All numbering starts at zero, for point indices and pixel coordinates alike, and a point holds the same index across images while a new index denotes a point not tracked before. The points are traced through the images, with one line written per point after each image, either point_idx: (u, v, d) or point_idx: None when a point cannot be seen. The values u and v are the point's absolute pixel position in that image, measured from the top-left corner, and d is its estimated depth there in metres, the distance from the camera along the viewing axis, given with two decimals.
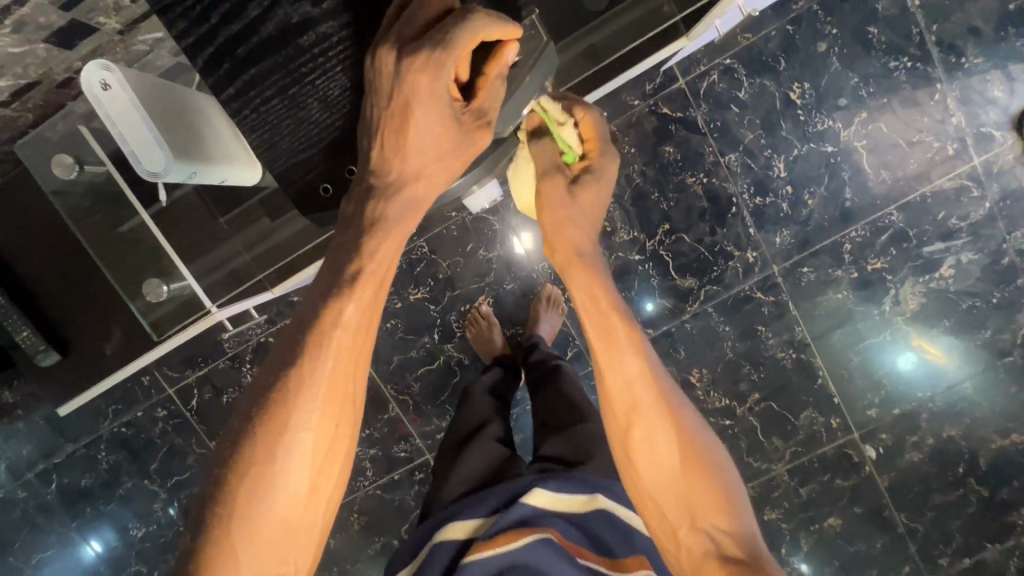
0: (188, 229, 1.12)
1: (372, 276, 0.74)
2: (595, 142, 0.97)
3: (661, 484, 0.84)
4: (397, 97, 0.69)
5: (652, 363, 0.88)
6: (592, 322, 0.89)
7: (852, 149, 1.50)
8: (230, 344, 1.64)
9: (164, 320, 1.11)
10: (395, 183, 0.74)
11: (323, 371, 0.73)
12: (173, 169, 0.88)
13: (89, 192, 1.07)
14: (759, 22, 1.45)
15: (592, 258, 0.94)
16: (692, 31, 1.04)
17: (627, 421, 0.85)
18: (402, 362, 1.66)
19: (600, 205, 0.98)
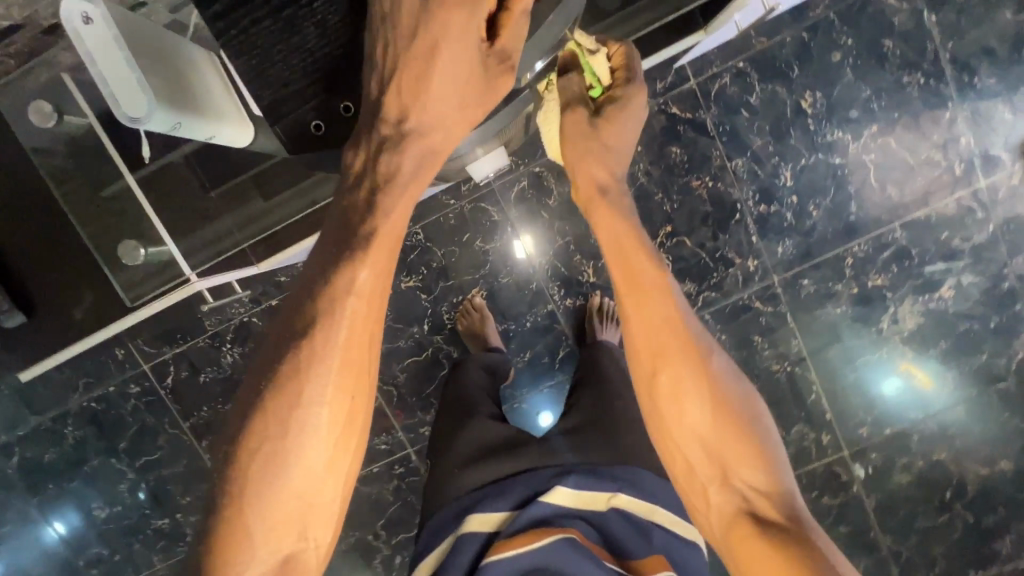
0: (174, 202, 1.00)
1: (385, 236, 0.70)
2: (625, 71, 0.89)
3: (692, 436, 0.82)
4: (422, 37, 0.67)
5: (680, 310, 0.86)
6: (619, 264, 0.87)
7: (860, 163, 1.48)
8: (211, 321, 1.58)
9: (133, 291, 0.96)
10: (412, 129, 0.70)
11: (338, 337, 0.69)
12: (160, 118, 0.72)
13: (69, 145, 0.94)
14: (775, 27, 1.43)
15: (615, 198, 0.92)
16: (710, 24, 0.99)
17: (654, 368, 0.84)
18: (388, 351, 1.60)
19: (622, 148, 0.93)
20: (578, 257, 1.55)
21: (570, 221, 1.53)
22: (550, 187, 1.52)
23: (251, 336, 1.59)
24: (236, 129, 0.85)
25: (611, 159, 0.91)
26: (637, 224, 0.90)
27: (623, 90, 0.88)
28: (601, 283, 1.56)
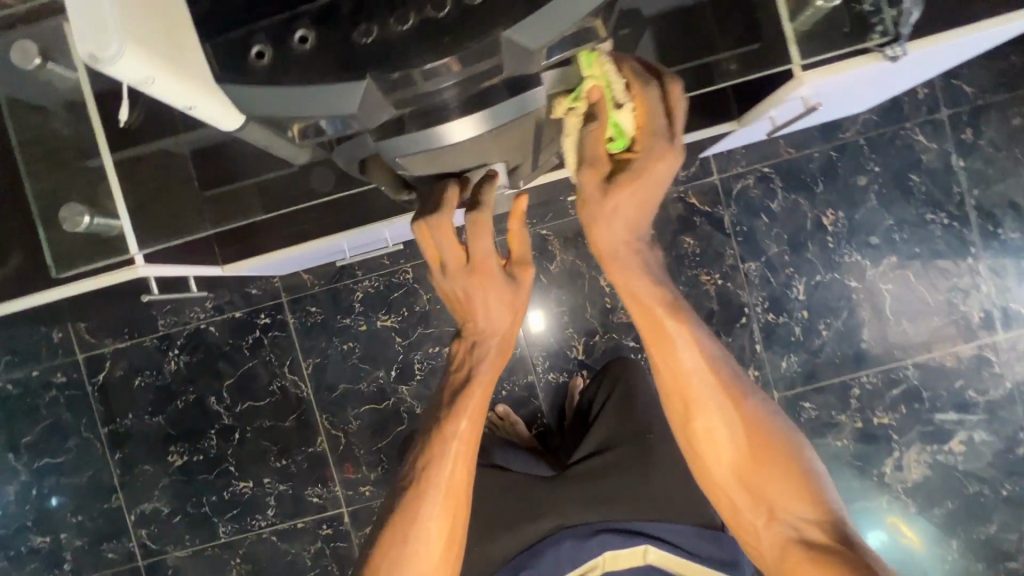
0: (157, 188, 0.85)
1: (481, 383, 0.76)
2: (651, 130, 0.61)
3: (729, 475, 0.73)
4: (466, 300, 0.72)
5: (708, 351, 0.73)
6: (639, 310, 0.71)
7: (877, 290, 1.42)
8: (165, 321, 1.45)
9: (60, 258, 0.83)
10: (482, 332, 0.75)
11: (449, 468, 0.74)
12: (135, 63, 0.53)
13: (47, 92, 0.83)
14: (805, 140, 1.41)
15: (638, 248, 0.70)
16: (744, 116, 0.95)
17: (682, 416, 0.74)
18: (347, 392, 1.45)
19: (649, 208, 0.67)
20: (570, 330, 1.44)
21: (568, 291, 1.44)
22: (554, 251, 1.44)
23: (204, 345, 1.45)
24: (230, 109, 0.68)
25: (636, 224, 0.68)
26: (655, 276, 0.71)
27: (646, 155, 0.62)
28: (590, 363, 1.44)
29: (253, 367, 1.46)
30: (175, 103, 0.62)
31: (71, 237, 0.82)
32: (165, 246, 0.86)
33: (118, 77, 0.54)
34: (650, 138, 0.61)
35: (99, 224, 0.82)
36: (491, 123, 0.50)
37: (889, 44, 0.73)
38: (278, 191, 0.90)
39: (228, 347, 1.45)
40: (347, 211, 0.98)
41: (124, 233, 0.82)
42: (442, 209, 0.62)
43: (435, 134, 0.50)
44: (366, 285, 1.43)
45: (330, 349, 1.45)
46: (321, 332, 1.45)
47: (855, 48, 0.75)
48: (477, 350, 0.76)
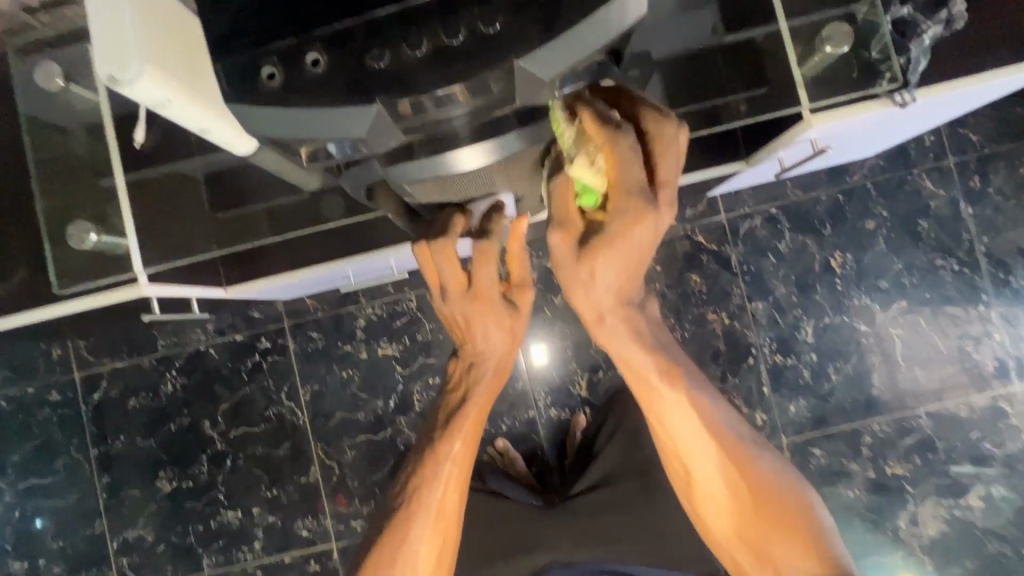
0: (168, 212, 0.85)
1: (476, 404, 0.71)
2: (620, 191, 0.52)
3: (730, 537, 0.66)
4: (466, 324, 0.69)
5: (709, 414, 0.65)
6: (631, 374, 0.63)
7: (887, 335, 1.39)
8: (164, 343, 1.43)
9: (66, 275, 0.83)
10: (481, 354, 0.71)
11: (441, 489, 0.70)
12: (148, 82, 0.54)
13: (66, 113, 0.84)
14: (812, 183, 1.41)
15: (636, 303, 0.61)
16: (752, 156, 0.95)
17: (682, 477, 0.67)
18: (344, 421, 1.42)
19: (644, 262, 0.56)
20: (573, 365, 1.42)
21: (573, 325, 1.42)
22: (559, 285, 1.43)
23: (202, 368, 1.44)
24: (241, 134, 0.69)
25: (631, 281, 0.58)
26: (652, 336, 0.62)
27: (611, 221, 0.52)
28: (593, 400, 1.41)
29: (249, 392, 1.43)
30: (189, 124, 0.63)
31: (79, 254, 0.83)
32: (171, 267, 0.84)
33: (135, 98, 0.56)
34: (622, 199, 0.51)
35: (105, 241, 0.82)
36: (501, 150, 0.50)
37: (898, 91, 0.76)
38: (290, 218, 0.88)
39: (225, 371, 1.43)
40: (356, 235, 0.97)
41: (129, 252, 0.81)
42: (449, 231, 0.63)
43: (449, 160, 0.49)
44: (369, 313, 1.42)
45: (329, 377, 1.43)
46: (321, 358, 1.43)
47: (863, 94, 0.77)
48: (475, 369, 0.72)
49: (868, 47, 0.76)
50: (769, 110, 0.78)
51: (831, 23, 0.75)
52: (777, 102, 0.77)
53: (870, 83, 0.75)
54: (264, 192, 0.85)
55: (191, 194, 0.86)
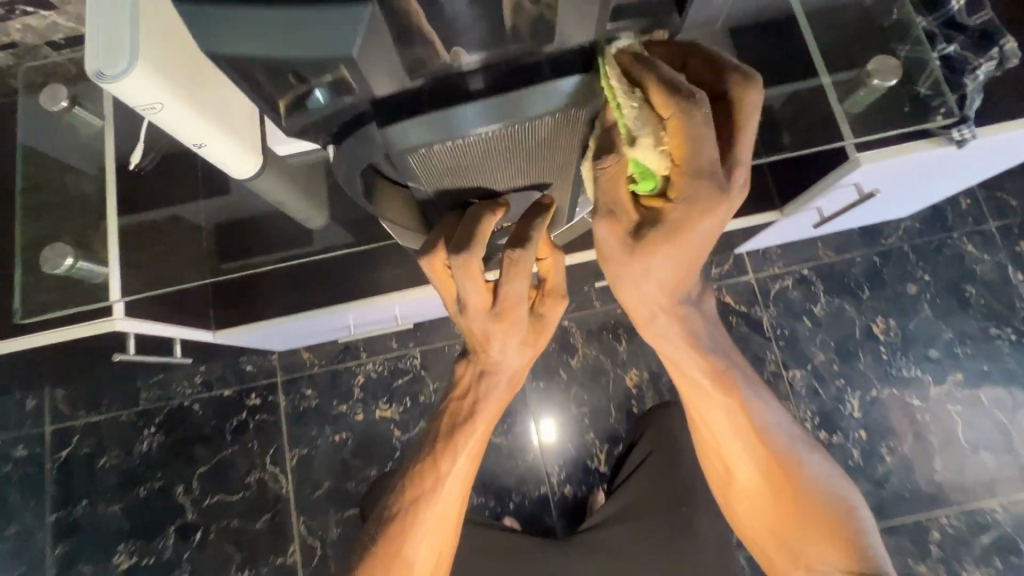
0: (159, 252, 0.78)
1: (484, 417, 0.61)
2: (690, 170, 0.41)
3: (760, 530, 0.64)
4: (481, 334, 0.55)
5: (756, 419, 0.62)
6: (680, 376, 0.61)
7: (945, 411, 1.25)
8: (147, 396, 1.32)
9: (29, 303, 0.74)
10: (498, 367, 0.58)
11: (443, 504, 0.61)
12: (140, 81, 0.50)
13: (70, 139, 0.82)
14: (845, 244, 1.33)
15: (690, 307, 0.54)
16: (787, 208, 0.88)
17: (719, 474, 0.66)
18: (332, 491, 1.27)
19: (698, 264, 0.48)
20: (591, 435, 1.27)
21: (590, 390, 1.29)
22: (576, 345, 1.32)
23: (183, 425, 1.31)
24: (244, 155, 0.66)
25: (677, 286, 0.49)
26: (704, 343, 0.58)
27: (680, 206, 0.42)
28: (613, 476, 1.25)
29: (231, 454, 1.30)
30: (186, 137, 0.59)
31: (47, 279, 0.75)
32: (149, 293, 0.75)
33: (124, 99, 0.52)
34: (693, 181, 0.41)
35: (83, 266, 0.75)
36: (528, 106, 0.37)
37: (956, 125, 0.69)
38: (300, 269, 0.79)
39: (209, 429, 1.31)
40: (359, 274, 0.90)
41: (109, 279, 0.74)
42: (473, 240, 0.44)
43: (461, 113, 0.37)
44: (369, 369, 1.32)
45: (319, 441, 1.29)
46: (312, 419, 1.30)
47: (917, 129, 0.70)
48: (484, 376, 0.60)
49: (917, 82, 0.70)
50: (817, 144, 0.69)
51: (873, 57, 0.71)
52: (824, 135, 0.70)
53: (924, 116, 0.69)
54: (275, 240, 0.78)
55: (192, 233, 0.79)
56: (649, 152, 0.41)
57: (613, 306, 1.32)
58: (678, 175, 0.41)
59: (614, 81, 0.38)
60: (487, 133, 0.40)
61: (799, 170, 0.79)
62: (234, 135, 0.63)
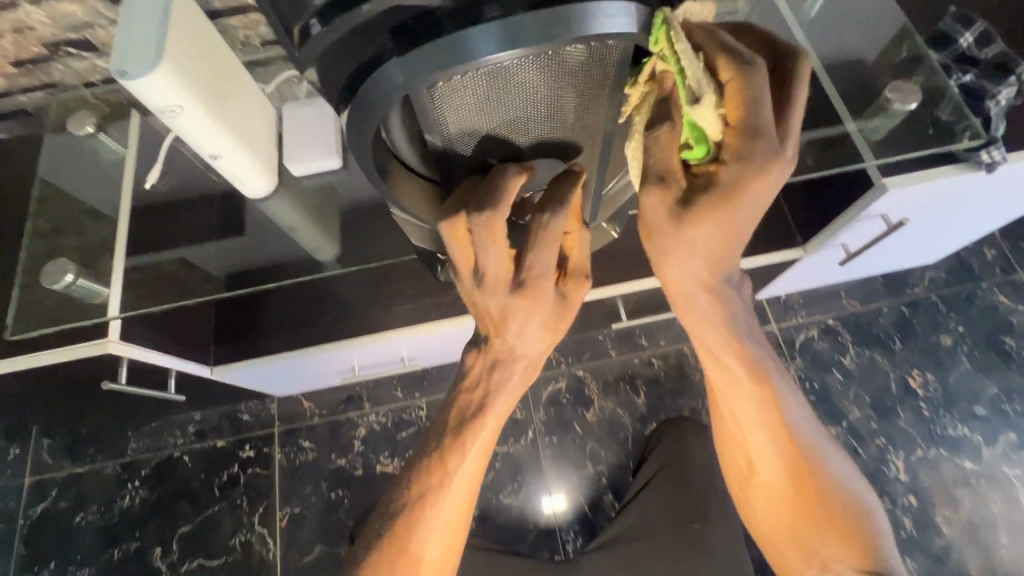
0: (165, 274, 0.76)
1: (499, 403, 0.50)
2: (749, 131, 0.38)
3: (773, 522, 0.58)
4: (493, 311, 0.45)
5: (791, 416, 0.54)
6: (712, 363, 0.52)
7: (1001, 475, 1.14)
8: (135, 446, 1.25)
9: (21, 317, 0.72)
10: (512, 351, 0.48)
11: (451, 501, 0.52)
12: (163, 83, 0.50)
13: (90, 167, 0.82)
14: (869, 293, 1.28)
15: (735, 291, 0.47)
16: (812, 243, 0.85)
17: (739, 468, 0.58)
18: (326, 556, 1.15)
19: (742, 238, 0.43)
20: (609, 497, 1.16)
21: (607, 445, 1.20)
22: (592, 397, 1.24)
23: (170, 478, 1.22)
24: (256, 169, 0.66)
25: (719, 264, 0.45)
26: (742, 330, 0.50)
27: (733, 171, 0.39)
28: None
29: (217, 512, 1.19)
30: (200, 146, 0.59)
31: (43, 296, 0.73)
32: (141, 312, 0.72)
33: (141, 100, 0.52)
34: (750, 142, 0.38)
35: (83, 284, 0.73)
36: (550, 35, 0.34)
37: (985, 147, 0.68)
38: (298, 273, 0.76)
39: (196, 484, 1.22)
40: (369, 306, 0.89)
41: (109, 298, 0.73)
42: (502, 196, 0.37)
43: (473, 38, 0.33)
44: (371, 420, 1.24)
45: (313, 498, 1.19)
46: (307, 474, 1.21)
47: (944, 152, 0.69)
48: (494, 376, 0.49)
49: (938, 108, 0.71)
50: (842, 164, 0.69)
51: (890, 84, 0.73)
52: (847, 156, 0.69)
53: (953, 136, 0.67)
54: (280, 263, 0.77)
55: (198, 258, 0.78)
56: (710, 110, 0.38)
57: (630, 356, 1.26)
58: (735, 138, 0.38)
59: (679, 44, 0.37)
60: (508, 67, 0.36)
61: (825, 192, 0.78)
62: (248, 148, 0.64)
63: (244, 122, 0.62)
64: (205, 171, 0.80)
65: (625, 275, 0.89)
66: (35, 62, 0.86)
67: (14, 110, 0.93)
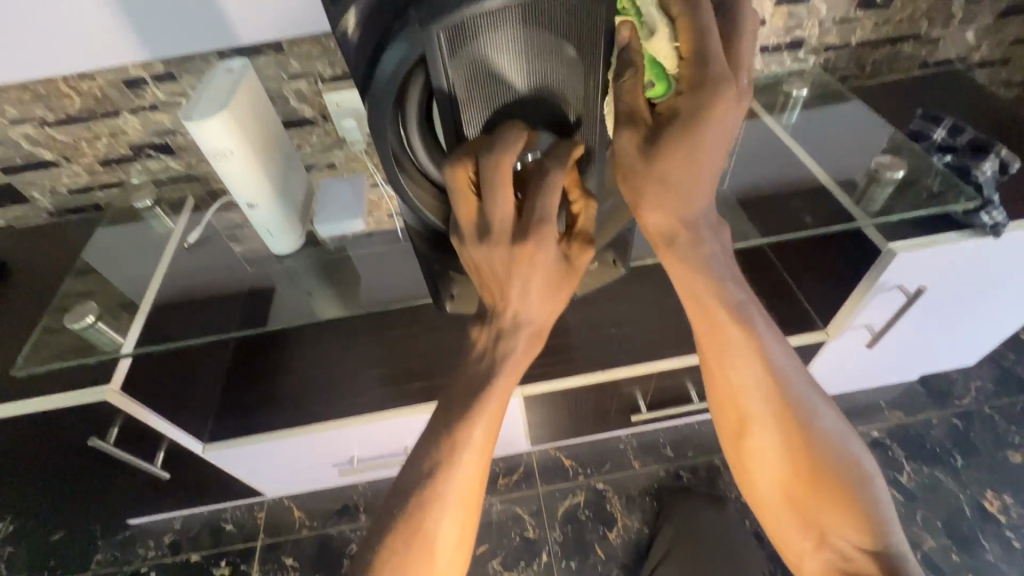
0: (188, 324, 0.78)
1: (516, 353, 0.47)
2: (699, 61, 0.41)
3: (771, 490, 0.52)
4: (490, 272, 0.43)
5: (777, 368, 0.51)
6: (689, 306, 0.52)
7: None
8: (100, 560, 1.11)
9: (35, 352, 0.71)
10: (514, 312, 0.45)
11: (464, 479, 0.45)
12: (220, 126, 0.60)
13: (138, 240, 0.89)
14: (913, 404, 1.19)
15: (704, 231, 0.50)
16: (832, 326, 0.87)
17: (730, 429, 0.53)
18: None
19: (708, 177, 0.46)
20: None
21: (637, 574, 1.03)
22: (615, 514, 1.09)
23: None
24: (285, 224, 0.75)
25: (688, 199, 0.47)
26: (716, 267, 0.50)
27: (690, 101, 0.42)
28: None
29: None
30: (238, 192, 0.67)
31: (57, 343, 0.73)
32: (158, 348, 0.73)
33: (202, 144, 0.61)
34: (699, 71, 0.41)
35: (99, 328, 0.75)
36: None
37: (983, 209, 0.73)
38: (315, 316, 0.79)
39: None
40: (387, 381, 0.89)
41: (125, 342, 0.73)
42: (508, 143, 0.38)
43: None
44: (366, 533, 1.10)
45: None
46: None
47: (939, 208, 0.73)
48: (498, 344, 0.47)
49: (927, 178, 0.77)
50: (839, 222, 0.76)
51: (874, 159, 0.80)
52: (840, 219, 0.76)
53: (948, 200, 0.73)
54: (296, 315, 0.79)
55: (219, 313, 0.79)
56: (663, 44, 0.41)
57: (656, 468, 1.14)
58: (688, 70, 0.42)
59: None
60: (505, 24, 0.36)
61: (829, 255, 0.84)
62: (280, 204, 0.72)
63: (281, 182, 0.72)
64: (240, 262, 0.85)
65: (640, 356, 0.89)
66: (118, 162, 0.88)
67: (89, 205, 0.95)
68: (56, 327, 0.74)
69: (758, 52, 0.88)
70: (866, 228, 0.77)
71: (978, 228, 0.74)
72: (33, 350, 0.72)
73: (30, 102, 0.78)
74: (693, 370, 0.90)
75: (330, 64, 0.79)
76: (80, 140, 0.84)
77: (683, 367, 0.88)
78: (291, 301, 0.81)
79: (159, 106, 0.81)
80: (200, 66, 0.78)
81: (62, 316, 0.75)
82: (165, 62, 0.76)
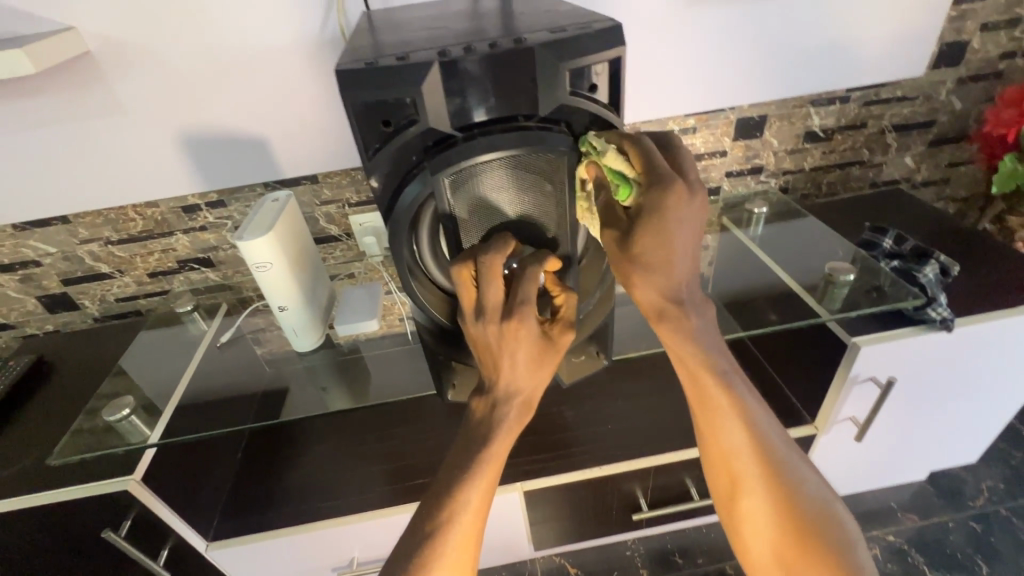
0: (205, 421, 0.84)
1: (510, 419, 0.54)
2: (651, 171, 0.50)
3: (766, 559, 0.55)
4: (488, 350, 0.52)
5: (763, 434, 0.56)
6: (682, 374, 0.58)
7: None
8: None
9: (68, 444, 0.77)
10: (506, 384, 0.53)
11: (463, 541, 0.49)
12: (265, 241, 0.72)
13: (171, 339, 0.99)
14: (927, 506, 1.16)
15: (691, 305, 0.55)
16: (820, 421, 0.91)
17: (725, 492, 0.57)
18: None
19: (685, 264, 0.53)
20: None
21: None
22: None
23: None
24: (309, 326, 0.84)
25: (672, 274, 0.53)
26: (704, 341, 0.57)
27: (651, 199, 0.50)
28: None
29: None
30: (273, 296, 0.78)
31: (89, 434, 0.79)
32: (179, 439, 0.78)
33: (247, 257, 0.73)
34: (653, 180, 0.50)
35: (131, 421, 0.82)
36: (538, 139, 0.47)
37: (928, 306, 0.81)
38: (325, 407, 0.84)
39: None
40: (391, 476, 0.92)
41: (150, 434, 0.80)
42: (500, 247, 0.48)
43: (478, 144, 0.46)
44: None
45: None
46: None
47: (892, 307, 0.81)
48: (493, 412, 0.53)
49: (879, 279, 0.87)
50: (803, 319, 0.84)
51: (829, 264, 0.92)
52: (805, 317, 0.84)
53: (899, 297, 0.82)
54: (310, 407, 0.85)
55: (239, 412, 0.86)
56: (616, 162, 0.50)
57: None
58: (643, 177, 0.50)
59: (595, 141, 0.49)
60: (497, 166, 0.48)
61: (803, 348, 0.92)
62: (308, 308, 0.83)
63: (311, 288, 0.83)
64: (260, 363, 0.93)
65: (636, 450, 0.91)
66: (164, 274, 1.01)
67: (131, 311, 1.07)
68: (90, 420, 0.81)
69: (724, 176, 1.04)
70: (829, 322, 0.85)
71: (930, 322, 0.81)
72: (66, 440, 0.78)
73: (99, 225, 0.93)
74: (690, 467, 0.92)
75: (358, 191, 0.94)
76: (136, 256, 0.97)
77: (677, 463, 0.90)
78: (303, 396, 0.88)
79: (207, 227, 0.96)
80: (246, 195, 0.93)
81: (97, 411, 0.82)
82: (219, 193, 0.91)
